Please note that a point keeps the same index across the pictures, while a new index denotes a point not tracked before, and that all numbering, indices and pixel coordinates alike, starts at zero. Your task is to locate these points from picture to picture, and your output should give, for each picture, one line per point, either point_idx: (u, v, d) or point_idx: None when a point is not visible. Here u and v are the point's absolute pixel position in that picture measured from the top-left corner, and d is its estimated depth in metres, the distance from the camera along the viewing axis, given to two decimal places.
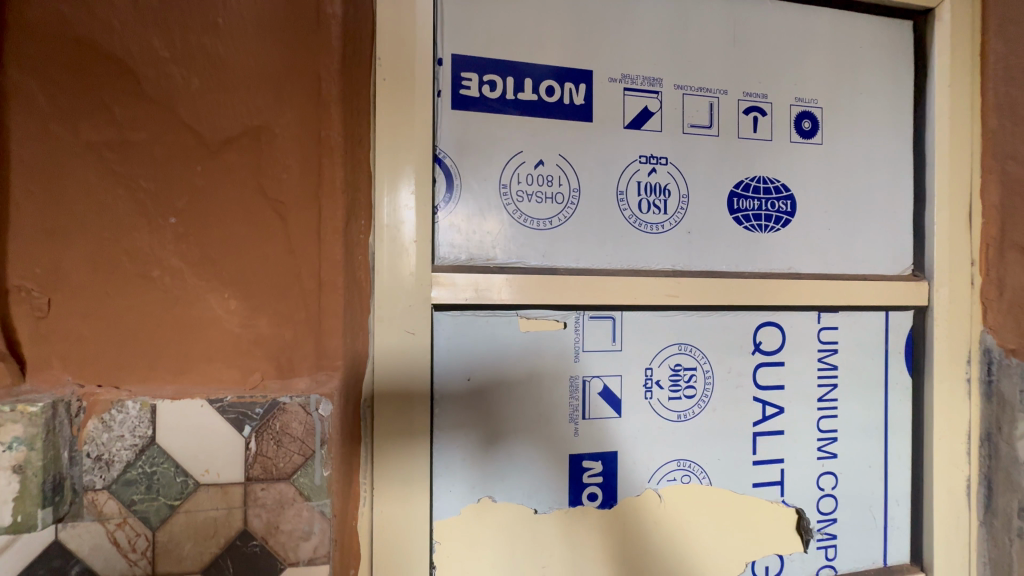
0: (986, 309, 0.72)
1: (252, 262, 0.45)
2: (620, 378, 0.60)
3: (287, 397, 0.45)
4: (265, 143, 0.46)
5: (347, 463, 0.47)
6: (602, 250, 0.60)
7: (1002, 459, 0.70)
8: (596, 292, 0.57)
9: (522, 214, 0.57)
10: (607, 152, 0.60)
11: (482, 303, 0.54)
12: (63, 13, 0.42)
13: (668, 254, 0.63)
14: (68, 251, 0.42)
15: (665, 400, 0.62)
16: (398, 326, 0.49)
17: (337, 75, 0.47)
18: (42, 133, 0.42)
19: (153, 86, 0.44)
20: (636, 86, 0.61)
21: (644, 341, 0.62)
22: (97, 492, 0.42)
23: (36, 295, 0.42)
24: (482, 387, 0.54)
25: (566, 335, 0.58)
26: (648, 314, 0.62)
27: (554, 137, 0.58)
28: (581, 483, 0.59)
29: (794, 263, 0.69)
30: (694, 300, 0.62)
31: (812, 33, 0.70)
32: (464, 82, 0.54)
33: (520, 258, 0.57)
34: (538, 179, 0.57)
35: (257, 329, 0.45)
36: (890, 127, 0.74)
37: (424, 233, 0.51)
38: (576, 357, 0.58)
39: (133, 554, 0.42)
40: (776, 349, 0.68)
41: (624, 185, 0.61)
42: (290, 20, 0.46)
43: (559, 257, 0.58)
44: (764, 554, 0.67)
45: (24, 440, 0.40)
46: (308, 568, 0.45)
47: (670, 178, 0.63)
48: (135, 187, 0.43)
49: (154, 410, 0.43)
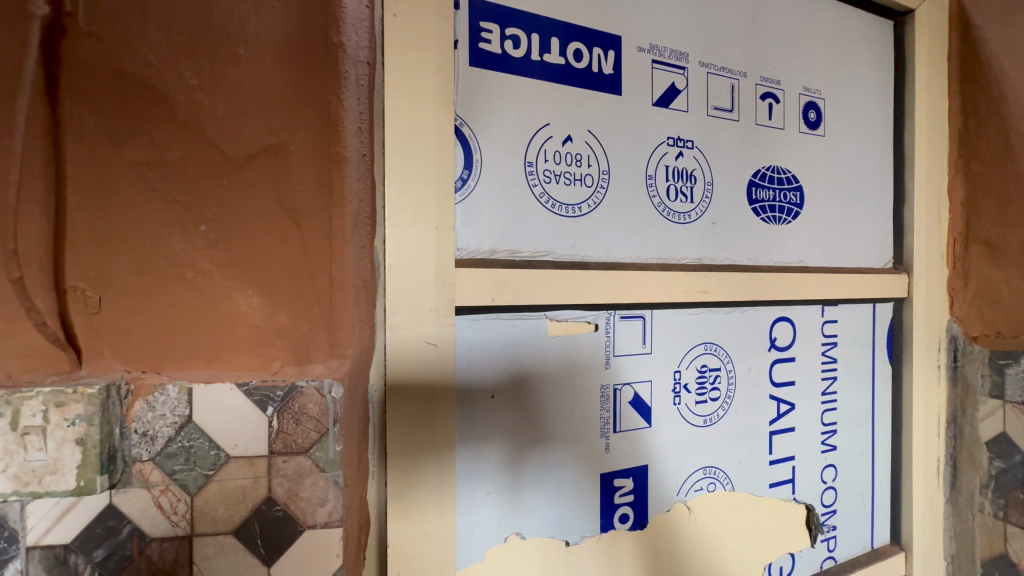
0: (953, 301, 0.86)
1: (272, 264, 0.52)
2: (650, 383, 0.70)
3: (303, 381, 0.52)
4: (282, 159, 0.52)
5: (359, 457, 0.53)
6: (632, 242, 0.69)
7: (965, 438, 0.85)
8: (626, 296, 0.66)
9: (548, 196, 0.64)
10: (634, 141, 0.69)
11: (506, 305, 0.60)
12: (110, 51, 0.49)
13: (696, 247, 0.74)
14: (115, 256, 0.49)
15: (692, 403, 0.73)
16: (423, 336, 0.56)
17: (345, 97, 0.53)
18: (92, 155, 0.49)
19: (185, 110, 0.50)
20: (663, 58, 0.71)
21: (676, 344, 0.72)
22: (143, 463, 0.49)
23: (89, 295, 0.49)
24: (505, 403, 0.61)
25: (596, 336, 0.66)
26: (677, 316, 0.72)
27: (581, 112, 0.66)
28: (615, 503, 0.67)
29: (803, 257, 0.81)
30: (722, 293, 0.72)
31: (815, 27, 0.82)
32: (485, 34, 0.60)
33: (548, 249, 0.64)
34: (566, 157, 0.65)
35: (278, 322, 0.52)
36: (875, 117, 0.87)
37: (445, 219, 0.57)
38: (608, 362, 0.67)
39: (174, 516, 0.49)
40: (787, 346, 0.80)
41: (653, 169, 0.71)
42: (304, 50, 0.52)
43: (587, 250, 0.66)
44: (779, 555, 0.79)
45: (85, 417, 0.47)
46: (323, 530, 0.52)
47: (696, 162, 0.73)
48: (171, 200, 0.50)
49: (190, 393, 0.49)
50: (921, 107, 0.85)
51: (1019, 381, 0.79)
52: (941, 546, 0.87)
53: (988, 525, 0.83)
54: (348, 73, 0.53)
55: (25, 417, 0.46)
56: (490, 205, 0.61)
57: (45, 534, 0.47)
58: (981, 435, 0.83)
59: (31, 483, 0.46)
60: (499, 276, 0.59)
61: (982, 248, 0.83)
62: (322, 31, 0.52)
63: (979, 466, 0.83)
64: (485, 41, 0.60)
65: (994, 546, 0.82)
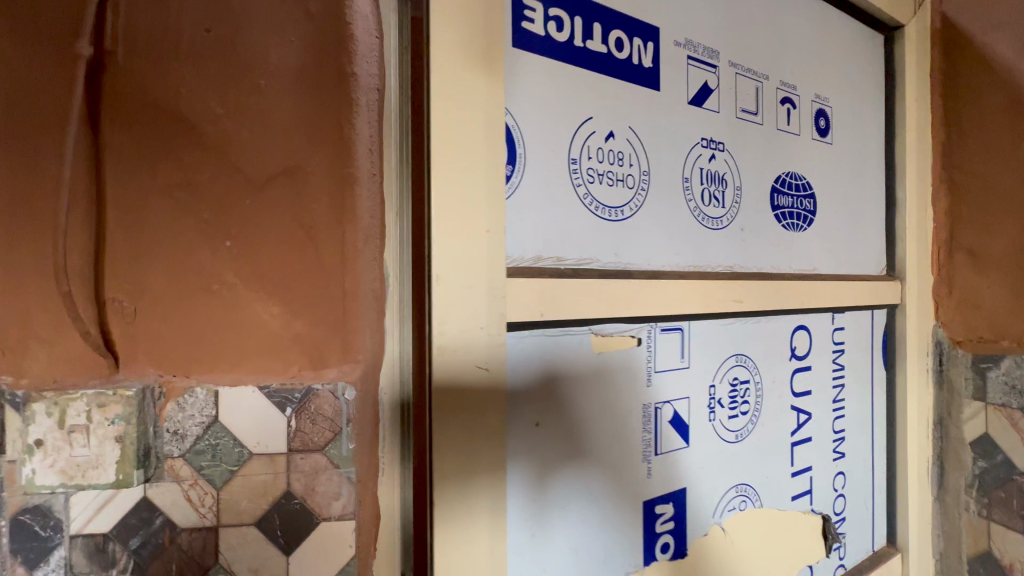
0: (938, 307, 0.90)
1: (290, 276, 0.56)
2: (688, 400, 0.72)
3: (319, 385, 0.56)
4: (300, 180, 0.56)
5: (371, 460, 0.58)
6: (666, 250, 0.72)
7: (951, 439, 0.88)
8: (663, 309, 0.69)
9: (591, 196, 0.66)
10: (664, 146, 0.72)
11: (555, 320, 0.62)
12: (145, 84, 0.54)
13: (728, 253, 0.77)
14: (148, 270, 0.54)
15: (726, 417, 0.76)
16: (473, 360, 0.56)
17: (358, 123, 0.58)
18: (128, 177, 0.53)
19: (212, 137, 0.55)
20: (697, 54, 0.74)
21: (709, 357, 0.75)
22: (174, 459, 0.53)
23: (125, 305, 0.53)
24: (551, 431, 0.62)
25: (640, 351, 0.69)
26: (709, 330, 0.75)
27: (621, 111, 0.68)
28: (656, 531, 0.70)
29: (815, 264, 0.85)
30: (755, 304, 0.76)
31: (824, 40, 0.86)
32: (531, 18, 0.61)
33: (592, 257, 0.66)
34: (609, 156, 0.67)
35: (296, 329, 0.56)
36: (873, 128, 0.91)
37: (497, 224, 0.58)
38: (650, 380, 0.69)
39: (202, 509, 0.53)
40: (805, 354, 0.83)
41: (688, 172, 0.74)
42: (319, 80, 0.57)
43: (628, 258, 0.69)
44: (800, 569, 0.81)
45: (123, 416, 0.52)
46: (338, 522, 0.56)
47: (727, 166, 0.77)
48: (199, 219, 0.54)
49: (217, 395, 0.54)
50: (911, 120, 0.90)
51: (1000, 383, 0.82)
52: (930, 545, 0.90)
53: (974, 523, 0.86)
54: (361, 101, 0.58)
55: (71, 416, 0.51)
56: (532, 207, 0.62)
57: (86, 523, 0.51)
58: (965, 436, 0.86)
59: (76, 476, 0.51)
60: (548, 288, 0.61)
61: (965, 256, 0.87)
62: (336, 64, 0.57)
63: (964, 466, 0.87)
64: (528, 21, 0.61)
65: (979, 544, 0.85)
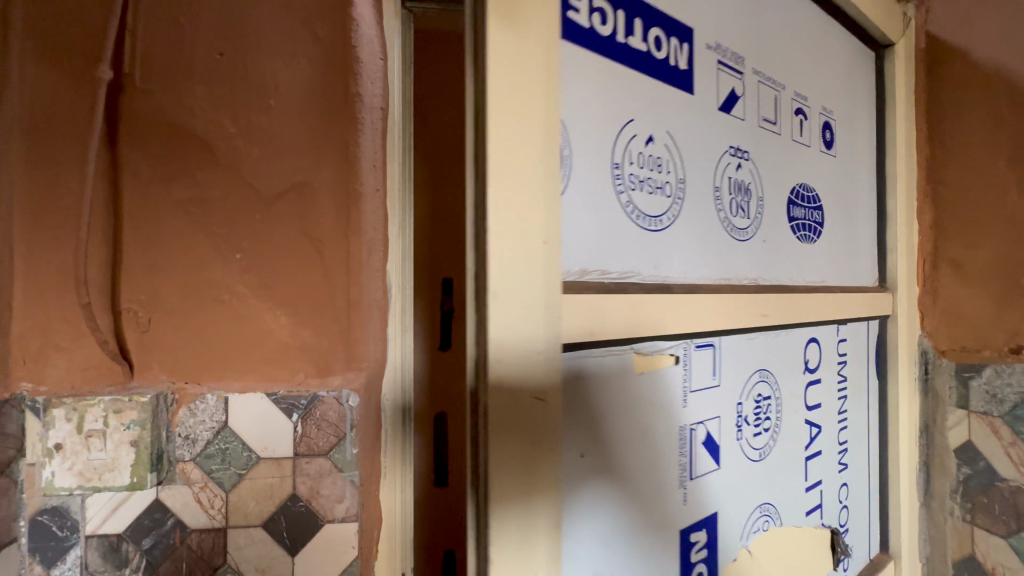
0: (922, 317, 0.92)
1: (298, 287, 0.58)
2: (718, 420, 0.66)
3: (324, 392, 0.58)
4: (306, 194, 0.59)
5: (371, 463, 0.60)
6: (701, 262, 0.65)
7: (935, 446, 0.90)
8: (703, 326, 0.62)
9: (633, 205, 0.58)
10: (701, 153, 0.66)
11: (603, 339, 0.52)
12: (161, 105, 0.56)
13: (753, 266, 0.72)
14: (162, 281, 0.56)
15: (751, 436, 0.70)
16: (529, 392, 0.44)
17: (362, 140, 0.60)
18: (143, 193, 0.56)
19: (224, 154, 0.57)
20: (726, 59, 0.69)
21: (736, 374, 0.69)
22: (185, 463, 0.56)
23: (140, 314, 0.56)
24: (594, 463, 0.53)
25: (676, 370, 0.61)
26: (738, 345, 0.69)
27: (661, 114, 0.61)
28: (691, 560, 0.63)
29: (823, 275, 0.83)
30: (779, 318, 0.71)
31: (831, 49, 0.85)
32: (576, 6, 0.52)
33: (633, 270, 0.58)
34: (648, 161, 0.60)
35: (303, 338, 0.58)
36: (868, 140, 0.92)
37: (552, 231, 0.46)
38: (684, 400, 0.62)
39: (211, 510, 0.56)
40: (816, 367, 0.81)
41: (718, 181, 0.68)
42: (325, 99, 0.59)
43: (668, 271, 0.62)
44: None
45: (138, 422, 0.54)
46: (341, 524, 0.58)
47: (753, 175, 0.72)
48: (212, 232, 0.57)
49: (227, 401, 0.56)
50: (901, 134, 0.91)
51: (983, 393, 0.84)
52: (916, 549, 0.92)
53: (959, 528, 0.87)
54: (365, 119, 0.60)
55: (89, 421, 0.54)
56: (579, 216, 0.52)
57: (101, 524, 0.54)
58: (950, 443, 0.88)
59: (93, 478, 0.53)
60: (598, 306, 0.51)
61: (948, 268, 0.89)
62: (341, 84, 0.60)
63: (949, 471, 0.88)
64: (575, 11, 0.52)
65: (963, 549, 0.87)
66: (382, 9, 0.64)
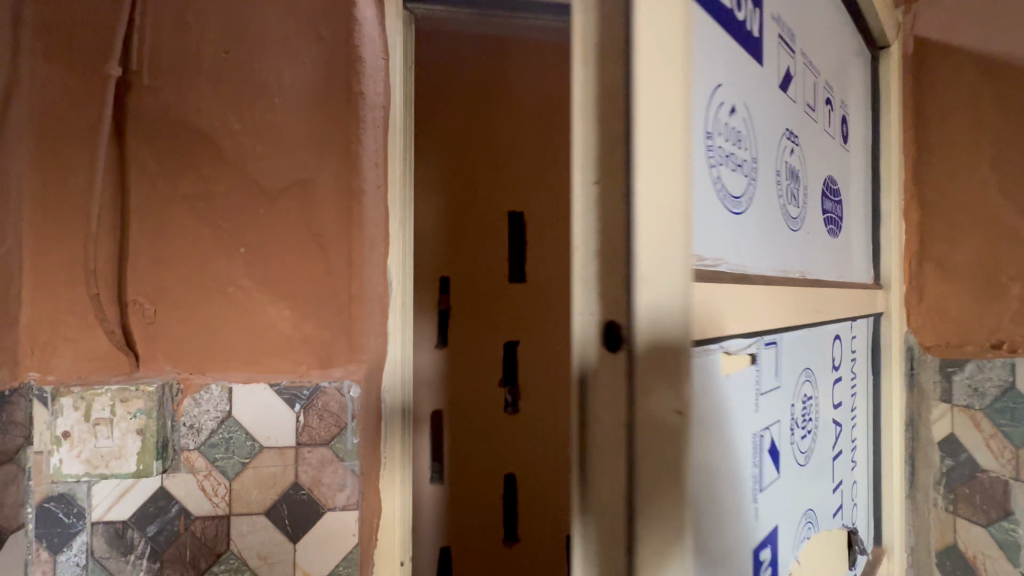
0: None
1: (300, 280, 0.60)
2: (778, 424, 0.39)
3: (326, 383, 0.59)
4: (310, 190, 0.60)
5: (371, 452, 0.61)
6: (770, 253, 0.39)
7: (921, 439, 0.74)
8: (774, 302, 0.36)
9: (722, 186, 0.31)
10: (767, 115, 0.40)
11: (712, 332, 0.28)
12: (168, 103, 0.58)
13: (801, 256, 0.46)
14: (168, 274, 0.58)
15: (798, 441, 0.44)
16: (659, 411, 0.23)
17: (365, 138, 0.62)
18: (151, 188, 0.58)
19: (229, 151, 0.59)
20: (783, 33, 0.44)
21: (789, 364, 0.42)
22: (190, 452, 0.57)
23: (146, 306, 0.57)
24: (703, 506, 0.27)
25: (750, 375, 0.34)
26: (800, 331, 0.45)
27: (745, 73, 0.36)
28: None
29: (840, 270, 0.60)
30: (823, 316, 0.47)
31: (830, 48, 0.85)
32: None
33: (720, 258, 0.31)
34: (732, 129, 0.33)
35: (304, 331, 0.60)
36: None
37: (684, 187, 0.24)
38: (756, 405, 0.34)
39: (214, 498, 0.57)
40: (838, 365, 0.58)
41: (778, 164, 0.42)
42: (328, 98, 0.61)
43: (748, 263, 0.35)
44: None
45: (145, 410, 0.54)
46: (342, 512, 0.59)
47: (800, 162, 0.47)
48: (217, 227, 0.58)
49: (231, 391, 0.58)
50: None
51: (967, 387, 0.70)
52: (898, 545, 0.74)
53: (941, 520, 0.73)
54: (367, 118, 0.62)
55: (96, 410, 0.54)
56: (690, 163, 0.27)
57: (107, 511, 0.55)
58: (933, 437, 0.73)
59: (100, 466, 0.54)
60: (710, 297, 0.27)
61: None
62: (344, 83, 0.61)
63: (931, 464, 0.73)
64: None
65: (945, 539, 0.72)
66: (385, 12, 0.66)
